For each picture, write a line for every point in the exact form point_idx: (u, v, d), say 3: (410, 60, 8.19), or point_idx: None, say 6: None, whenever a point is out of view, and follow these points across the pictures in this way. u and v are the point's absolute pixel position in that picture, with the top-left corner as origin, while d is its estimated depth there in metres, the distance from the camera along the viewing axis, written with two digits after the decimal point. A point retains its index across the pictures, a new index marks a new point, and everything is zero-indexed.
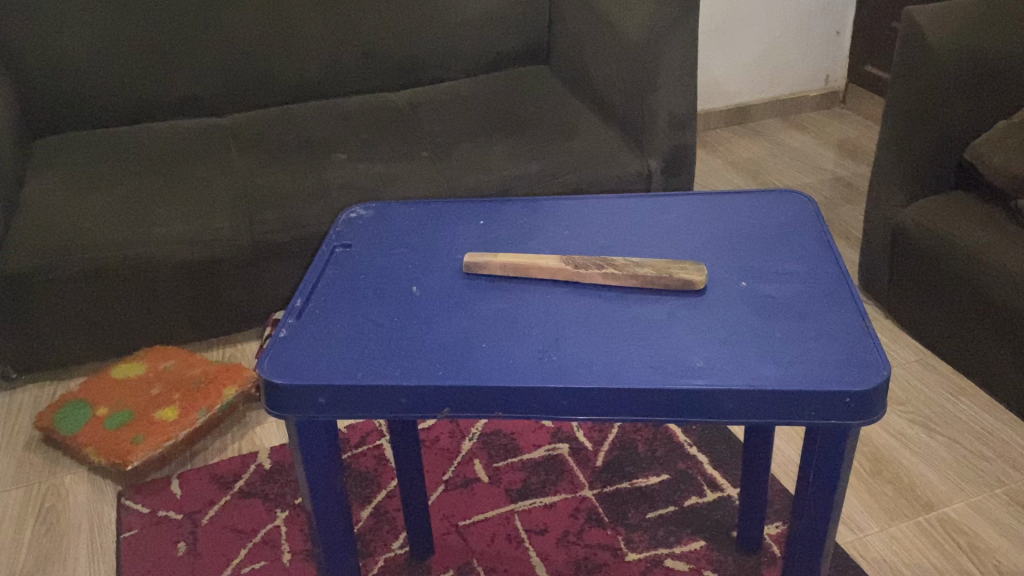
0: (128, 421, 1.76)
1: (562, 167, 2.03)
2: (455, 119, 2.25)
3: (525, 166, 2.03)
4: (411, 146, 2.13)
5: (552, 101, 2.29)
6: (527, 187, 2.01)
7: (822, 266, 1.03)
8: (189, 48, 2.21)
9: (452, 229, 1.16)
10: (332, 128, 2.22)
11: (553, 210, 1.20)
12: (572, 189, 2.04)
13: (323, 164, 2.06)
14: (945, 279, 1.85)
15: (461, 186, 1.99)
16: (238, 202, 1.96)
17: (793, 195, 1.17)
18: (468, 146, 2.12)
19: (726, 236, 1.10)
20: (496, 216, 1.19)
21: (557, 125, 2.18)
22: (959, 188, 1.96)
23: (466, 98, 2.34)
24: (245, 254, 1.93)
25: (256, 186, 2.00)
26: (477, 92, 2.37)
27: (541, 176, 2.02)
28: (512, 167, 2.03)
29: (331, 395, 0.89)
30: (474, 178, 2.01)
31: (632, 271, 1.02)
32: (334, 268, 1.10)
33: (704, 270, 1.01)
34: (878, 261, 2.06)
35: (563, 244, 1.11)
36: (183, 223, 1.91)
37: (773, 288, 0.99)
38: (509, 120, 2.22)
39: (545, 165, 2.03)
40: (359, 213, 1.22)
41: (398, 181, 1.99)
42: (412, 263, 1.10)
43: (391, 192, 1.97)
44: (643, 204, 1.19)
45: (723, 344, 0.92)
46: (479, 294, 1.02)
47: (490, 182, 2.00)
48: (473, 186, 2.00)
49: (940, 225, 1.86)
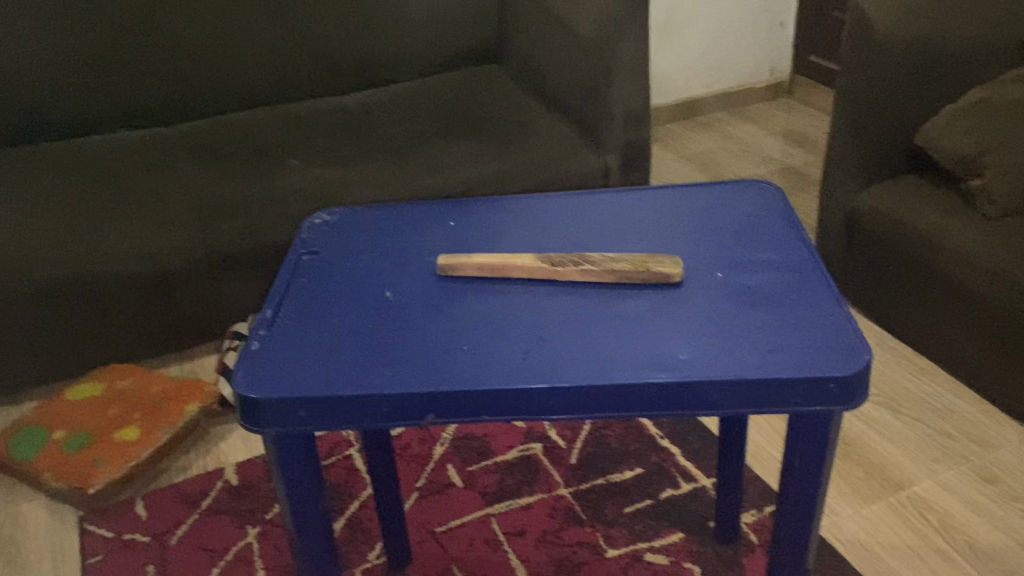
0: (87, 443, 1.70)
1: (521, 166, 2.03)
2: (411, 121, 2.22)
3: (484, 166, 2.02)
4: (368, 150, 2.10)
5: (506, 100, 2.28)
6: (487, 188, 2.01)
7: (795, 253, 1.03)
8: (131, 56, 2.15)
9: (420, 231, 1.15)
10: (285, 134, 2.18)
11: (523, 208, 1.18)
12: (532, 188, 2.03)
13: (276, 172, 2.02)
14: (902, 262, 1.88)
15: (422, 190, 1.98)
16: (192, 213, 1.91)
17: (760, 183, 1.18)
18: (426, 147, 2.10)
19: (699, 227, 1.10)
20: (463, 216, 1.17)
21: (515, 124, 2.17)
22: (910, 172, 2.00)
23: (419, 100, 2.32)
24: (204, 265, 1.89)
25: (209, 196, 1.95)
26: (431, 93, 2.35)
27: (503, 177, 2.01)
28: (471, 168, 2.02)
29: (310, 407, 0.87)
30: (434, 181, 1.99)
31: (610, 266, 1.01)
32: (303, 276, 1.07)
33: (680, 262, 1.01)
34: (832, 247, 2.09)
35: (537, 243, 1.10)
36: (136, 235, 1.86)
37: (750, 278, 1.00)
38: (464, 120, 2.21)
39: (504, 165, 2.03)
40: (323, 218, 1.20)
41: (356, 185, 1.97)
42: (383, 267, 1.07)
43: (352, 196, 1.95)
44: (613, 199, 1.18)
45: (705, 335, 0.92)
46: (454, 297, 1.01)
47: (453, 185, 1.99)
48: (433, 190, 1.98)
49: (894, 209, 1.89)
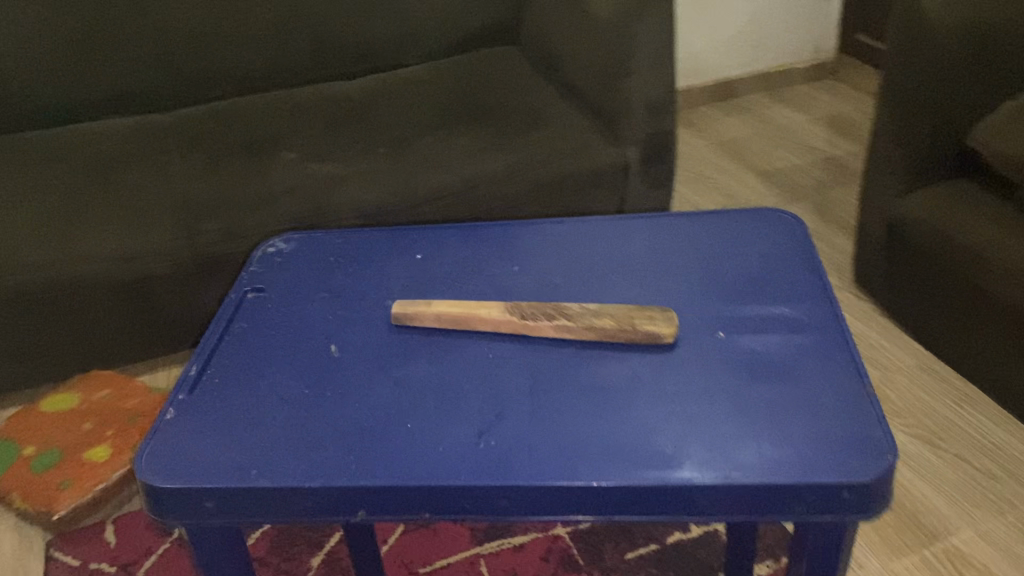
0: (57, 461, 1.60)
1: (536, 161, 1.78)
2: (421, 108, 1.98)
3: (492, 163, 1.78)
4: (368, 144, 1.85)
5: (525, 88, 2.03)
6: (497, 186, 1.76)
7: (814, 308, 0.87)
8: (107, 40, 1.91)
9: (383, 264, 1.00)
10: (283, 122, 1.95)
11: (502, 238, 1.03)
12: (548, 185, 1.79)
13: (270, 166, 1.81)
14: (947, 276, 1.69)
15: (427, 196, 1.74)
16: (177, 210, 1.71)
17: (778, 214, 1.02)
18: (436, 145, 1.84)
19: (703, 270, 0.94)
20: (433, 247, 1.02)
21: (535, 113, 1.92)
22: (960, 175, 1.79)
23: (433, 83, 2.07)
24: (189, 268, 1.70)
25: (196, 192, 1.75)
26: (447, 76, 2.10)
27: (523, 192, 1.79)
28: (477, 163, 1.78)
29: (220, 499, 0.74)
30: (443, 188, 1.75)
31: (591, 322, 0.85)
32: (242, 321, 0.93)
33: (674, 317, 0.85)
34: (872, 256, 1.90)
35: (512, 285, 0.94)
36: (106, 242, 1.67)
37: (758, 339, 0.84)
38: (480, 108, 1.96)
39: (517, 161, 1.78)
40: (278, 247, 1.05)
41: (352, 182, 1.74)
42: (334, 311, 0.93)
43: (345, 200, 1.72)
44: (607, 228, 1.02)
45: (697, 418, 0.76)
46: (407, 353, 0.86)
47: (467, 204, 1.78)
48: (443, 207, 1.76)
49: (940, 217, 1.70)
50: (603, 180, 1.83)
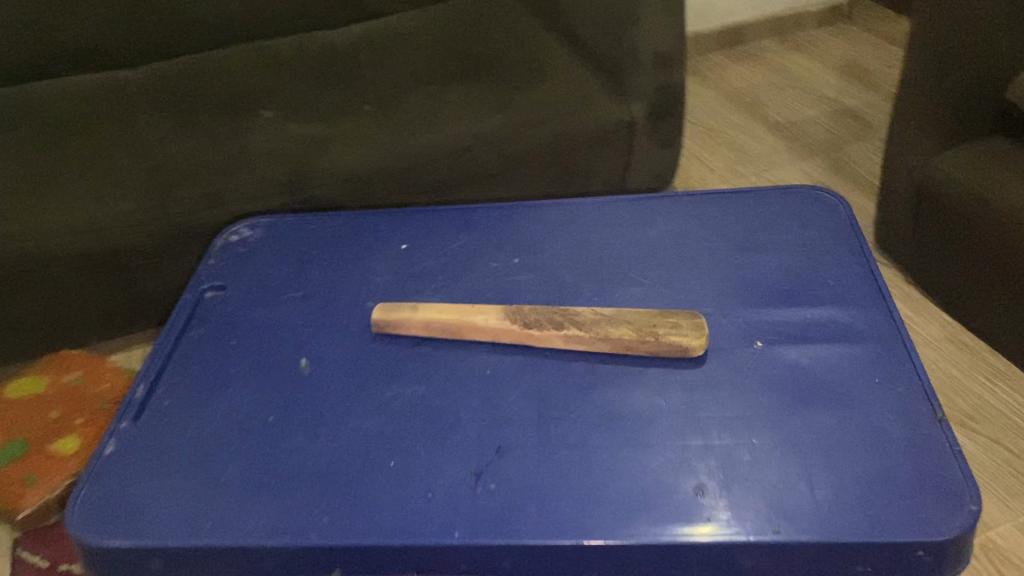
0: (18, 457, 1.18)
1: (555, 111, 1.39)
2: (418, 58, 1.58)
3: (498, 113, 1.38)
4: (361, 101, 1.44)
5: (532, 34, 1.63)
6: (515, 142, 1.37)
7: (869, 310, 0.74)
8: None
9: (361, 258, 0.87)
10: (255, 75, 1.54)
11: (500, 225, 0.89)
12: (567, 138, 1.39)
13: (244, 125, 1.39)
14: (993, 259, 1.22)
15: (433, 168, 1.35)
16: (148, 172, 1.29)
17: (818, 192, 0.89)
18: (455, 97, 1.42)
19: (734, 263, 0.81)
20: (420, 237, 0.89)
21: (547, 60, 1.53)
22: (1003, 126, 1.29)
23: (430, 28, 1.67)
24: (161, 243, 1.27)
25: (164, 153, 1.33)
26: (443, 20, 1.70)
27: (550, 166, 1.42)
28: (481, 115, 1.38)
29: (166, 559, 0.62)
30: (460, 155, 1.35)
31: (606, 331, 0.72)
32: (199, 328, 0.80)
33: (705, 324, 0.72)
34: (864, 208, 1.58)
35: (512, 284, 0.81)
36: (51, 217, 1.23)
37: (804, 352, 0.71)
38: (491, 55, 1.55)
39: (535, 110, 1.39)
40: (242, 235, 0.92)
41: (340, 140, 1.34)
42: (305, 316, 0.80)
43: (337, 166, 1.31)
44: (620, 213, 0.89)
45: (737, 457, 0.63)
46: (389, 370, 0.73)
47: (483, 181, 1.40)
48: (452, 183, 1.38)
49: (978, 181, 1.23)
50: (637, 152, 1.46)
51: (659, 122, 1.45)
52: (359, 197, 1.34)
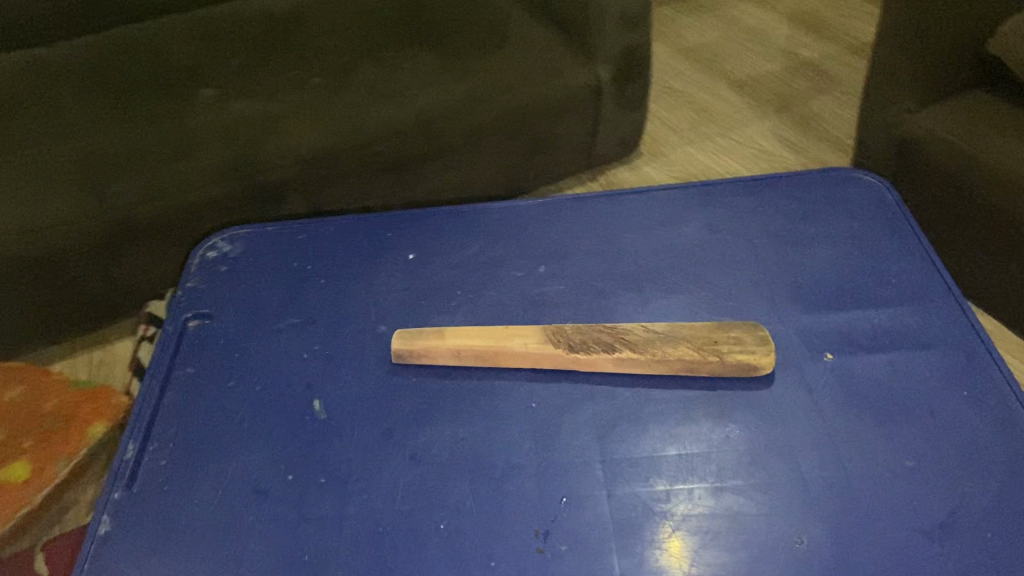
0: None
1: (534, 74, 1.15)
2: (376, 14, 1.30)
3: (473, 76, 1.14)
4: (309, 69, 1.17)
5: None
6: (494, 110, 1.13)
7: (939, 310, 0.68)
8: None
9: (365, 272, 0.77)
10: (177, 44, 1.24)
11: (516, 226, 0.80)
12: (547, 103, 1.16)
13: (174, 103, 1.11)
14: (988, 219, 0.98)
15: (403, 153, 1.10)
16: (54, 168, 1.01)
17: (855, 176, 0.82)
18: (424, 61, 1.16)
19: (783, 260, 0.74)
20: (427, 243, 0.79)
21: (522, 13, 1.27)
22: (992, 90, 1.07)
23: None
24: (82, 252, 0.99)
25: (74, 144, 1.04)
26: None
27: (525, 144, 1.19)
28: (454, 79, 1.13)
29: None
30: (434, 135, 1.11)
31: (664, 352, 0.64)
32: (187, 369, 0.70)
33: (770, 337, 0.65)
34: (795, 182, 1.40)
35: (542, 296, 0.73)
36: None
37: (880, 362, 0.65)
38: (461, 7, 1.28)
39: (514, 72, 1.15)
40: (222, 250, 0.81)
41: (290, 118, 1.07)
42: (311, 347, 0.70)
43: (295, 152, 1.05)
44: (647, 206, 0.81)
45: (827, 498, 0.57)
46: (419, 408, 0.64)
47: (456, 167, 1.16)
48: (424, 170, 1.14)
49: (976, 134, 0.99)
50: (603, 123, 1.25)
51: (626, 83, 1.23)
52: (319, 184, 1.08)
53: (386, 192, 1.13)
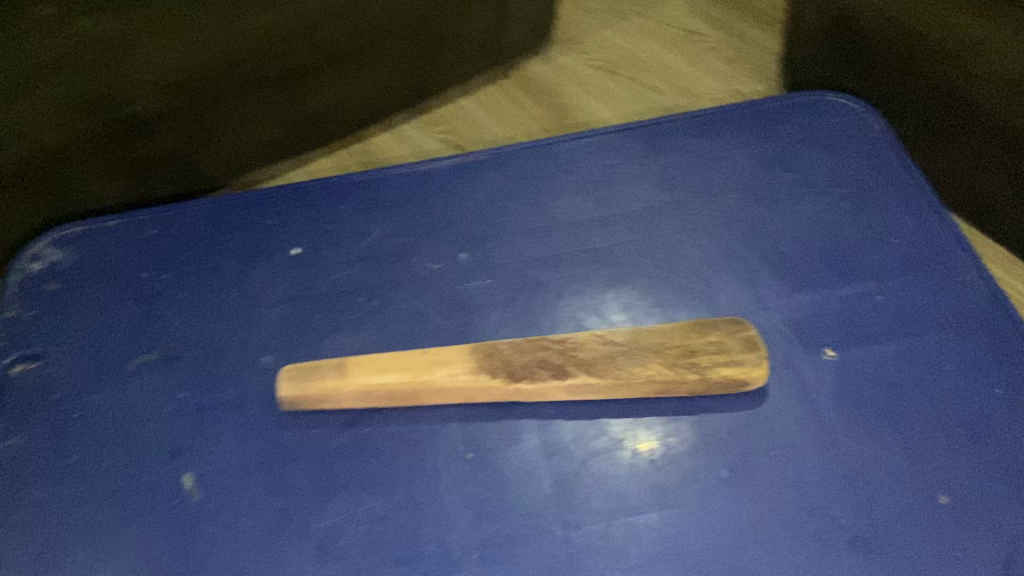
0: None
1: None
2: None
3: None
4: None
5: None
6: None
7: (951, 278, 0.55)
8: None
9: (238, 280, 0.60)
10: None
11: (426, 200, 0.64)
12: None
13: None
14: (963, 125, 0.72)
15: (293, 69, 0.84)
16: None
17: (832, 100, 0.67)
18: None
19: (758, 223, 0.60)
20: (316, 231, 0.63)
21: None
22: None
23: None
24: None
25: None
26: None
27: (431, 42, 0.94)
28: None
29: None
30: (330, 43, 0.85)
31: (629, 373, 0.51)
32: (15, 442, 0.53)
33: (757, 336, 0.52)
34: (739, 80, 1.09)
35: (466, 296, 0.58)
36: None
37: (891, 356, 0.52)
38: None
39: None
40: (50, 260, 0.63)
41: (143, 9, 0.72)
42: (174, 395, 0.54)
43: (162, 66, 0.74)
44: (585, 160, 0.65)
45: (853, 558, 0.45)
46: (318, 476, 0.50)
47: (361, 69, 0.91)
48: (316, 84, 0.88)
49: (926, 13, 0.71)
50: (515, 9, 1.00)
51: None
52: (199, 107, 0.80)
53: (269, 117, 0.87)
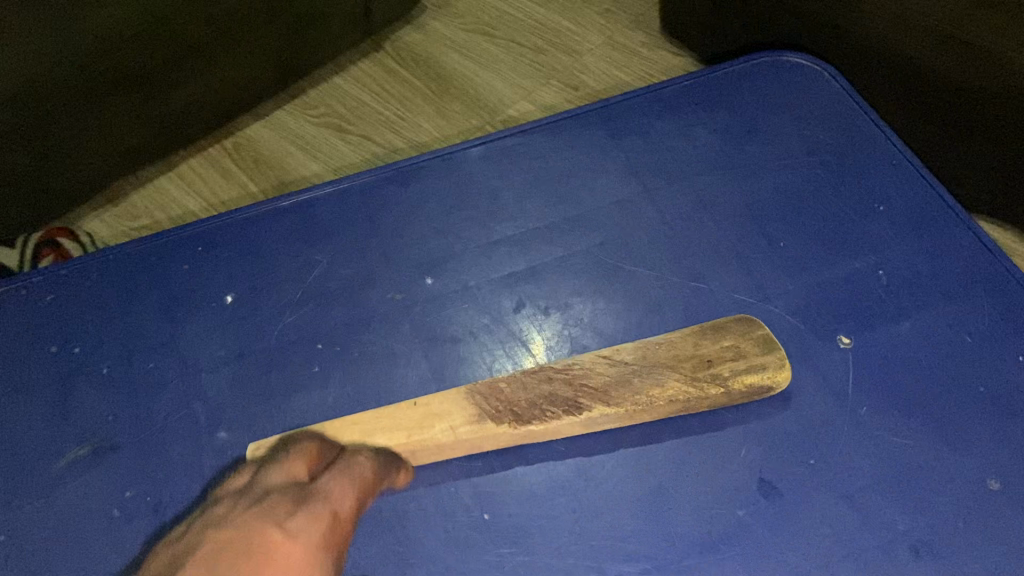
0: None
1: None
2: None
3: None
4: None
5: None
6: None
7: (948, 240, 0.53)
8: None
9: (169, 342, 0.52)
10: None
11: (371, 220, 0.57)
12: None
13: None
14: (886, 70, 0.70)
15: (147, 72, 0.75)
16: None
17: (788, 60, 0.63)
18: None
19: (738, 204, 0.56)
20: (250, 272, 0.54)
21: None
22: None
23: None
24: None
25: None
26: None
27: (294, 22, 0.85)
28: None
29: None
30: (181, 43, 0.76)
31: (648, 397, 0.46)
32: None
33: (770, 333, 0.48)
34: (618, 31, 0.97)
35: (441, 328, 0.51)
36: None
37: (908, 335, 0.49)
38: None
39: None
40: None
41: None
42: (122, 495, 0.46)
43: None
44: (539, 155, 0.59)
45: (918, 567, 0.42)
46: (342, 492, 0.41)
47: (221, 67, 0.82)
48: (176, 78, 0.78)
49: None
50: None
51: None
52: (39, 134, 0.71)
53: (127, 122, 0.78)
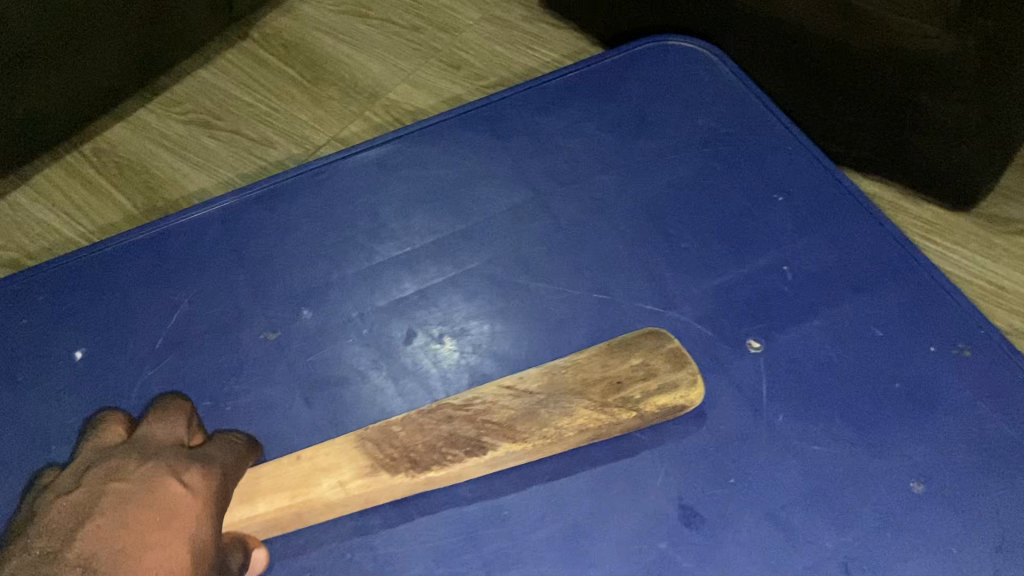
0: None
1: None
2: None
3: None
4: None
5: None
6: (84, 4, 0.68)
7: (850, 228, 0.51)
8: None
9: (12, 409, 0.45)
10: None
11: (238, 249, 0.51)
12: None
13: None
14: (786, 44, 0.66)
15: None
16: None
17: (674, 44, 0.60)
18: None
19: (636, 204, 0.52)
20: (103, 319, 0.48)
21: None
22: None
23: None
24: None
25: None
26: None
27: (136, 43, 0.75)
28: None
29: None
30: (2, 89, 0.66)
31: (557, 428, 0.42)
32: None
33: (680, 345, 0.45)
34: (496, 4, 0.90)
35: (325, 368, 0.46)
36: None
37: (819, 333, 0.47)
38: None
39: None
40: None
41: None
42: None
43: None
44: (420, 162, 0.55)
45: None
46: (225, 456, 0.40)
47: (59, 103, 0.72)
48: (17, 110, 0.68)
49: None
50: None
51: None
52: None
53: None
